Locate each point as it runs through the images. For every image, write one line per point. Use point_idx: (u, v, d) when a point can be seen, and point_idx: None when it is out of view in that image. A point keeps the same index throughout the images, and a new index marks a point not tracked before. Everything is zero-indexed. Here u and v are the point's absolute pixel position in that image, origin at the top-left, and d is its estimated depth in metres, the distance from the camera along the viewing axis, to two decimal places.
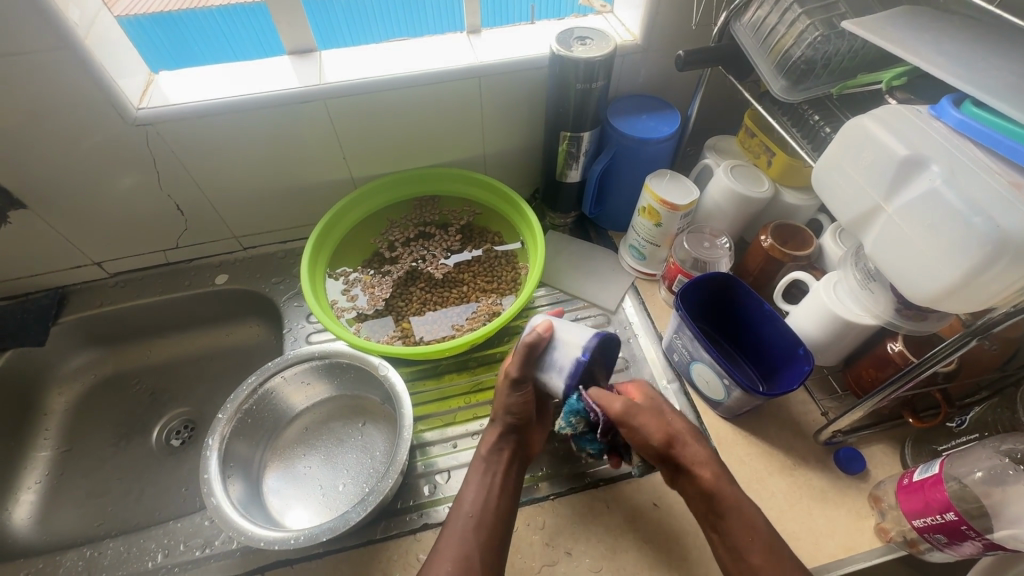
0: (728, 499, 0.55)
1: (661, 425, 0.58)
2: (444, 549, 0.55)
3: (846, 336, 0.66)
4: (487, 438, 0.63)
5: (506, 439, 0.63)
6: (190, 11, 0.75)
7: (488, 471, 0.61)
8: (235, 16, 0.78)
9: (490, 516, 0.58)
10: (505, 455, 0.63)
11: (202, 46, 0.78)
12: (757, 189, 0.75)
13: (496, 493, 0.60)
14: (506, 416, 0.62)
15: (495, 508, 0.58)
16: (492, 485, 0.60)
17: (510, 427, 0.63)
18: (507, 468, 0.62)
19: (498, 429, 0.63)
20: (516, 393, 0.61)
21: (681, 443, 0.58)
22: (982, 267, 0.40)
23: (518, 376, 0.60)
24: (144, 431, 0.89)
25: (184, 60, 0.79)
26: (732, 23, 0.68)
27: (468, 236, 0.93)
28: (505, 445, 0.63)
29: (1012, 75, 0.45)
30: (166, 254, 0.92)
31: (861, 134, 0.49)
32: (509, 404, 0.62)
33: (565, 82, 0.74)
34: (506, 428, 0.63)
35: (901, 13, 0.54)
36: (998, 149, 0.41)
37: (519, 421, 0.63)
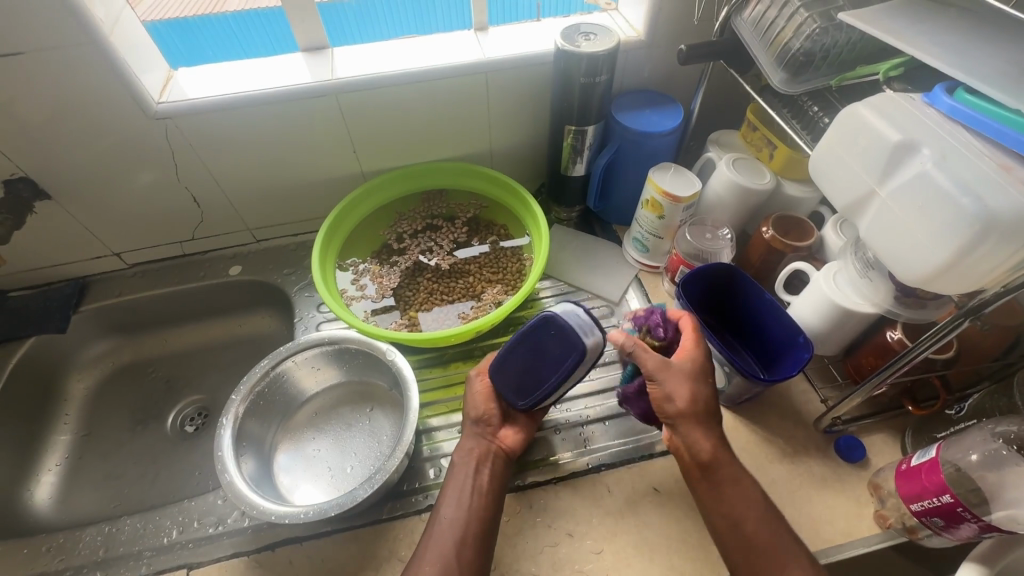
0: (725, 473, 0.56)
1: (693, 387, 0.58)
2: (424, 552, 0.55)
3: (846, 324, 0.67)
4: (462, 438, 0.64)
5: (480, 439, 0.64)
6: (207, 16, 0.80)
7: (464, 469, 0.61)
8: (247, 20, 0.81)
9: (466, 516, 0.57)
10: (478, 453, 0.63)
11: (215, 49, 0.81)
12: (759, 181, 0.77)
13: (469, 491, 0.59)
14: (472, 410, 0.65)
15: (470, 509, 0.58)
16: (468, 487, 0.59)
17: (477, 424, 0.64)
18: (482, 466, 0.62)
19: (470, 429, 0.64)
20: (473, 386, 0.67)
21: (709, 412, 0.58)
22: (969, 248, 0.41)
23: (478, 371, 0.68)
24: (159, 417, 0.92)
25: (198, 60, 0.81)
26: (734, 18, 0.69)
27: (475, 229, 0.95)
28: (472, 446, 0.63)
29: (1003, 63, 0.46)
30: (183, 246, 0.95)
31: (857, 122, 0.50)
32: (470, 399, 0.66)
33: (571, 77, 0.75)
34: (476, 425, 0.64)
35: (899, 4, 0.56)
36: (987, 133, 0.43)
37: (484, 416, 0.64)
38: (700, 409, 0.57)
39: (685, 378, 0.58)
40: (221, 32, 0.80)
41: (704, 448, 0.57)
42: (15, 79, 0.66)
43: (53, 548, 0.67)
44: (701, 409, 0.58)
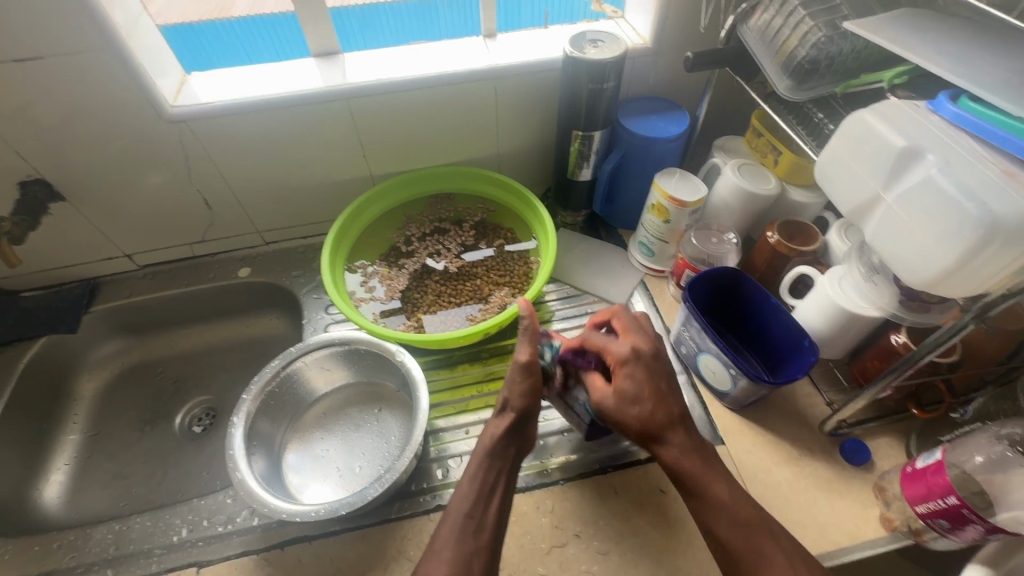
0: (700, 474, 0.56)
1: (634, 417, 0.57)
2: (440, 547, 0.52)
3: (851, 328, 0.68)
4: (491, 433, 0.61)
5: (512, 437, 0.61)
6: (212, 22, 0.80)
7: (492, 467, 0.59)
8: (252, 27, 0.82)
9: (488, 517, 0.55)
10: (513, 453, 0.60)
11: (221, 55, 0.83)
12: (764, 186, 0.78)
13: (495, 492, 0.57)
14: (518, 404, 0.61)
15: (491, 506, 0.56)
16: (490, 484, 0.57)
17: (519, 419, 0.61)
18: (512, 467, 0.60)
19: (505, 426, 0.61)
20: (525, 377, 0.62)
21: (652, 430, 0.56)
22: (975, 250, 0.42)
23: (529, 358, 0.62)
24: (167, 417, 0.93)
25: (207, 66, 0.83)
26: (740, 26, 0.71)
27: (482, 232, 0.96)
28: (511, 443, 0.60)
29: (1005, 71, 0.47)
30: (193, 247, 0.96)
31: (862, 128, 0.51)
32: (516, 390, 0.62)
33: (578, 83, 0.77)
34: (516, 420, 0.61)
35: (902, 14, 0.57)
36: (992, 140, 0.43)
37: (530, 408, 0.62)
38: (654, 428, 0.56)
39: (625, 408, 0.57)
40: (232, 36, 0.82)
41: (669, 461, 0.56)
42: (33, 82, 0.68)
43: (63, 546, 0.67)
44: (652, 427, 0.56)
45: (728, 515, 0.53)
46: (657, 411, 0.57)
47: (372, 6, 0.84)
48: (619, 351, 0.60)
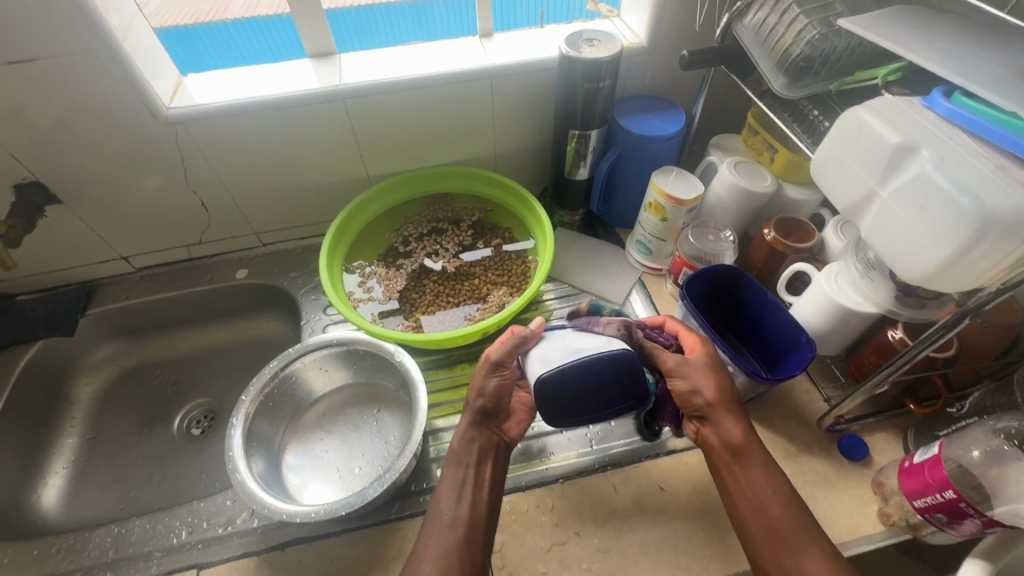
0: (754, 458, 0.58)
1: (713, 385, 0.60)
2: (423, 553, 0.54)
3: (848, 324, 0.68)
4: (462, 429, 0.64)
5: (483, 432, 0.64)
6: (206, 24, 0.81)
7: (467, 461, 0.62)
8: (247, 28, 0.82)
9: (468, 515, 0.57)
10: (481, 445, 0.63)
11: (217, 56, 0.83)
12: (760, 184, 0.78)
13: (469, 483, 0.60)
14: (479, 402, 0.64)
15: (469, 498, 0.59)
16: (470, 476, 0.60)
17: (478, 414, 0.64)
18: (482, 459, 0.63)
19: (474, 420, 0.65)
20: (492, 375, 0.65)
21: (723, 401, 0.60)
22: (969, 246, 0.42)
23: (496, 360, 0.64)
24: (166, 419, 0.93)
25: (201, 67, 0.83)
26: (735, 25, 0.71)
27: (479, 232, 0.96)
28: (477, 437, 0.64)
29: (999, 67, 0.47)
30: (190, 249, 0.96)
31: (857, 124, 0.51)
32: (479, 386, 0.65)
33: (574, 82, 0.77)
34: (476, 416, 0.65)
35: (896, 11, 0.57)
36: (985, 135, 0.44)
37: (489, 404, 0.64)
38: (720, 401, 0.60)
39: (706, 374, 0.61)
40: (227, 38, 0.82)
41: (735, 437, 0.58)
42: (29, 84, 0.67)
43: (62, 549, 0.67)
44: (724, 401, 0.60)
45: (777, 495, 0.56)
46: (729, 386, 0.61)
47: (367, 8, 0.84)
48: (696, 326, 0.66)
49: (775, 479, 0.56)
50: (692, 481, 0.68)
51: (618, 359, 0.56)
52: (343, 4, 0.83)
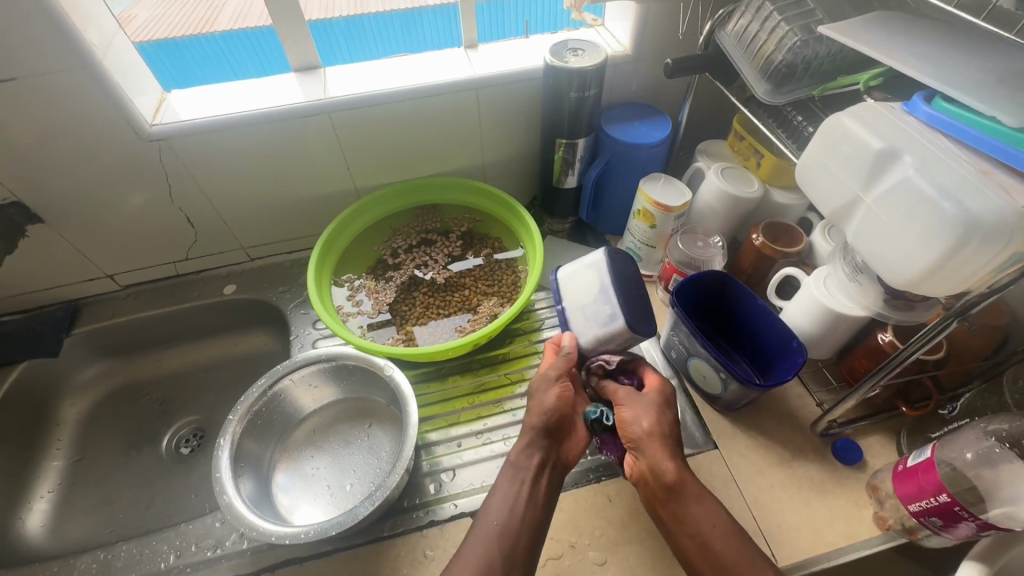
0: (691, 491, 0.57)
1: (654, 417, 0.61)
2: (466, 555, 0.53)
3: (838, 328, 0.68)
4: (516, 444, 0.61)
5: (540, 446, 0.61)
6: (195, 37, 0.80)
7: (515, 478, 0.59)
8: (237, 40, 0.82)
9: (517, 523, 0.55)
10: (537, 463, 0.60)
11: (206, 71, 0.82)
12: (747, 189, 0.78)
13: (523, 499, 0.57)
14: (540, 416, 0.62)
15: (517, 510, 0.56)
16: (518, 491, 0.58)
17: (541, 431, 0.61)
18: (538, 475, 0.59)
19: (531, 436, 0.61)
20: (550, 387, 0.64)
21: (662, 432, 0.60)
22: (954, 251, 0.42)
23: (557, 375, 0.65)
24: (154, 439, 0.91)
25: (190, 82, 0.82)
26: (718, 32, 0.71)
27: (469, 243, 0.95)
28: (535, 450, 0.61)
29: (976, 72, 0.48)
30: (176, 265, 0.95)
31: (840, 131, 0.51)
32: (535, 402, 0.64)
33: (560, 92, 0.77)
34: (537, 432, 0.61)
35: (874, 18, 0.57)
36: (966, 140, 0.44)
37: (552, 423, 0.62)
38: (660, 432, 0.60)
39: (651, 407, 0.62)
40: (213, 52, 0.82)
41: (670, 472, 0.57)
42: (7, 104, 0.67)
43: None
44: (664, 436, 0.60)
45: (718, 528, 0.55)
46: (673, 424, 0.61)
47: (356, 18, 0.84)
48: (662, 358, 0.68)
49: (717, 517, 0.56)
50: None
51: (610, 261, 0.68)
52: (332, 15, 0.83)
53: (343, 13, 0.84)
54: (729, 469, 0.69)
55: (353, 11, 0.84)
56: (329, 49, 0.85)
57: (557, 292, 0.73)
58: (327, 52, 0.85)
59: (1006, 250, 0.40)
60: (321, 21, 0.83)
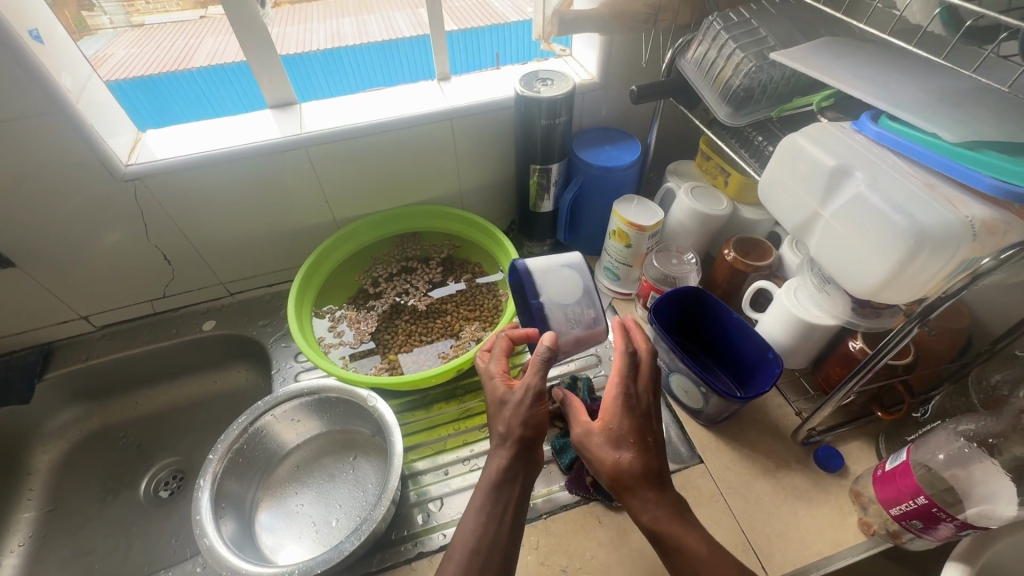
0: (671, 538, 0.52)
1: (612, 460, 0.54)
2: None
3: (811, 337, 0.70)
4: (496, 463, 0.57)
5: (520, 464, 0.57)
6: (173, 74, 0.80)
7: (497, 501, 0.56)
8: (214, 75, 0.82)
9: (497, 544, 0.54)
10: (519, 482, 0.57)
11: (183, 107, 0.83)
12: (716, 207, 0.81)
13: (502, 517, 0.55)
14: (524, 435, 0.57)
15: (495, 534, 0.54)
16: (497, 516, 0.55)
17: (523, 449, 0.57)
18: (519, 492, 0.57)
19: (510, 454, 0.57)
20: (535, 404, 0.58)
21: (627, 478, 0.53)
22: (907, 260, 0.44)
23: (538, 387, 0.57)
24: (132, 483, 0.89)
25: (166, 120, 0.83)
26: (679, 59, 0.74)
27: (449, 269, 0.96)
28: (517, 472, 0.57)
29: (917, 92, 0.51)
30: (154, 303, 0.93)
31: (796, 151, 0.53)
32: (515, 419, 0.57)
33: (532, 120, 0.79)
34: (520, 450, 0.57)
35: (822, 43, 0.61)
36: (911, 155, 0.47)
37: (532, 436, 0.57)
38: (624, 480, 0.53)
39: (608, 449, 0.54)
40: (191, 87, 0.82)
41: (644, 520, 0.53)
42: None
43: None
44: (629, 480, 0.53)
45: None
46: (638, 463, 0.53)
47: (333, 50, 0.86)
48: (625, 359, 0.58)
49: (698, 567, 0.51)
50: None
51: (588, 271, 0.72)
52: (310, 48, 0.84)
53: (320, 45, 0.85)
54: (714, 482, 0.70)
55: (330, 43, 0.85)
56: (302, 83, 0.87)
57: (532, 283, 0.69)
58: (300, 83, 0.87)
59: (956, 257, 0.43)
60: (297, 53, 0.84)
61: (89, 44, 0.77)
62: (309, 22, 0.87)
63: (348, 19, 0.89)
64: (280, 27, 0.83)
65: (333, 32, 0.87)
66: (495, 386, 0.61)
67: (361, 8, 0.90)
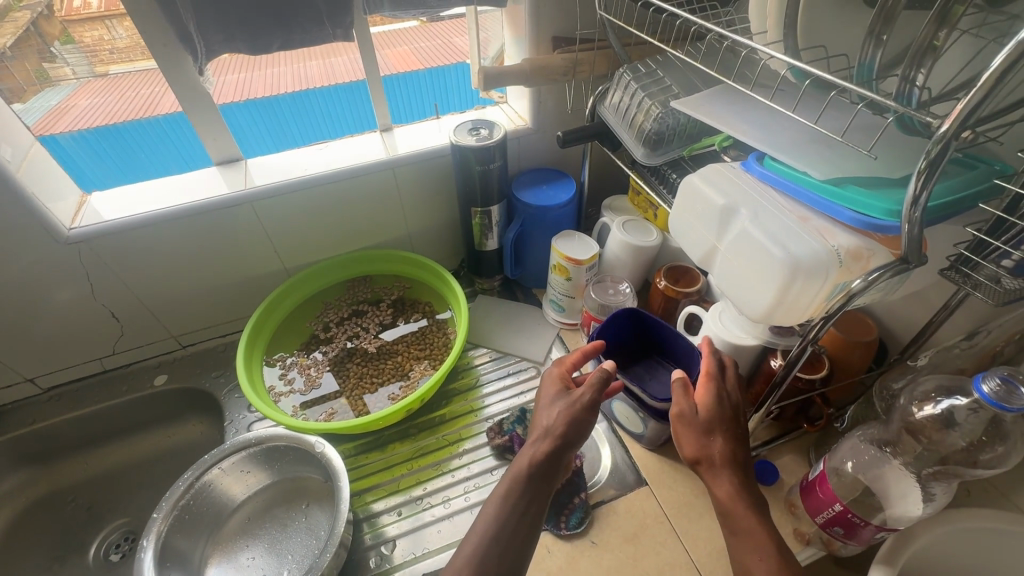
0: (741, 521, 0.56)
1: (706, 445, 0.60)
2: None
3: (738, 358, 0.74)
4: (530, 455, 0.60)
5: (552, 464, 0.60)
6: (137, 122, 0.81)
7: (523, 493, 0.58)
8: (183, 124, 0.85)
9: (502, 539, 0.55)
10: (543, 479, 0.59)
11: (151, 156, 0.85)
12: (646, 239, 0.86)
13: (519, 510, 0.57)
14: (557, 432, 0.60)
15: (511, 527, 0.56)
16: (519, 509, 0.57)
17: (558, 445, 0.60)
18: (545, 486, 0.59)
19: (546, 447, 0.60)
20: (582, 404, 0.62)
21: (722, 464, 0.58)
22: (787, 286, 0.49)
23: (592, 400, 0.63)
24: (81, 549, 0.87)
25: (134, 172, 0.85)
26: (599, 106, 0.81)
27: (400, 309, 0.99)
28: (546, 468, 0.59)
29: (796, 135, 0.57)
30: (103, 361, 0.93)
31: (693, 190, 0.59)
32: (561, 416, 0.62)
33: (468, 166, 0.84)
34: (555, 445, 0.60)
35: (718, 90, 0.67)
36: (788, 192, 0.52)
37: (572, 435, 0.61)
38: (721, 462, 0.59)
39: (702, 432, 0.60)
40: (156, 133, 0.84)
41: (720, 497, 0.58)
42: None
43: None
44: (723, 463, 0.59)
45: (764, 561, 0.54)
46: (726, 448, 0.59)
47: (302, 93, 0.88)
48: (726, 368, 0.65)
49: (761, 548, 0.54)
50: (622, 529, 0.70)
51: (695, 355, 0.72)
52: (278, 91, 0.87)
53: (287, 88, 0.87)
54: (659, 503, 0.72)
55: (296, 85, 0.88)
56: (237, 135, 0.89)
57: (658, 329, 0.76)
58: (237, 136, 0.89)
59: (827, 282, 0.47)
60: (260, 97, 0.86)
61: (31, 111, 0.76)
62: (274, 65, 0.85)
63: (313, 63, 0.88)
64: (242, 72, 0.84)
65: (296, 76, 0.88)
66: (554, 381, 0.68)
67: (326, 53, 0.89)
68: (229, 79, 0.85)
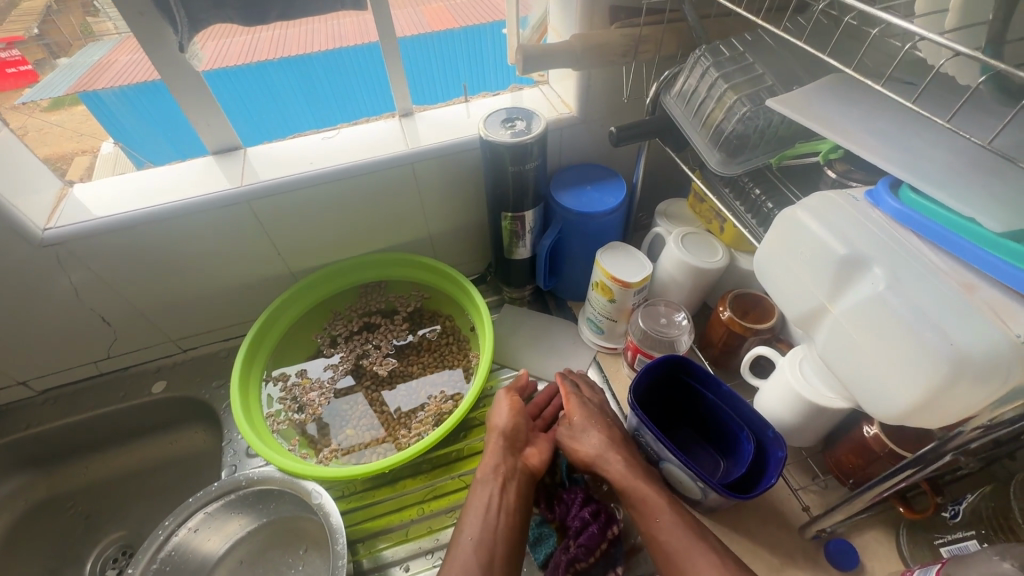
0: (640, 493, 0.57)
1: (582, 438, 0.65)
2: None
3: (819, 418, 0.60)
4: (488, 454, 0.65)
5: (507, 457, 0.65)
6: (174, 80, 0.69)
7: (489, 484, 0.62)
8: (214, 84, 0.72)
9: (487, 536, 0.57)
10: (503, 472, 0.63)
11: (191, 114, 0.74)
12: (710, 258, 0.71)
13: (495, 510, 0.59)
14: (499, 428, 0.68)
15: (495, 528, 0.58)
16: (496, 501, 0.60)
17: (501, 438, 0.66)
18: (506, 483, 0.62)
19: (497, 443, 0.66)
20: (507, 412, 0.70)
21: (599, 449, 0.63)
22: (943, 387, 0.35)
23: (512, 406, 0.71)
24: (76, 562, 0.82)
25: (177, 131, 0.76)
26: (664, 96, 0.64)
27: (416, 322, 0.88)
28: (501, 463, 0.64)
29: (947, 157, 0.41)
30: (98, 364, 0.86)
31: (797, 228, 0.45)
32: (498, 418, 0.70)
33: (499, 165, 0.70)
34: (498, 440, 0.66)
35: (828, 83, 0.51)
36: (942, 244, 0.37)
37: (513, 432, 0.67)
38: (598, 449, 0.63)
39: (578, 425, 0.66)
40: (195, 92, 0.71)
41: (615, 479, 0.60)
42: None
43: None
44: (598, 448, 0.63)
45: (676, 527, 0.54)
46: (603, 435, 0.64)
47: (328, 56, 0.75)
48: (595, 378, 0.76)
49: (672, 518, 0.55)
50: None
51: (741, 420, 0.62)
52: (313, 51, 0.74)
53: (321, 47, 0.74)
54: None
55: (330, 43, 0.74)
56: (267, 101, 0.77)
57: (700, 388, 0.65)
58: (270, 103, 0.77)
59: (1004, 388, 0.34)
60: (295, 57, 0.73)
61: (58, 82, 0.67)
62: (308, 23, 0.69)
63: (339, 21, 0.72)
64: (276, 29, 0.69)
65: (329, 33, 0.73)
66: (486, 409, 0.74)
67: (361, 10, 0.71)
68: (261, 36, 0.70)
